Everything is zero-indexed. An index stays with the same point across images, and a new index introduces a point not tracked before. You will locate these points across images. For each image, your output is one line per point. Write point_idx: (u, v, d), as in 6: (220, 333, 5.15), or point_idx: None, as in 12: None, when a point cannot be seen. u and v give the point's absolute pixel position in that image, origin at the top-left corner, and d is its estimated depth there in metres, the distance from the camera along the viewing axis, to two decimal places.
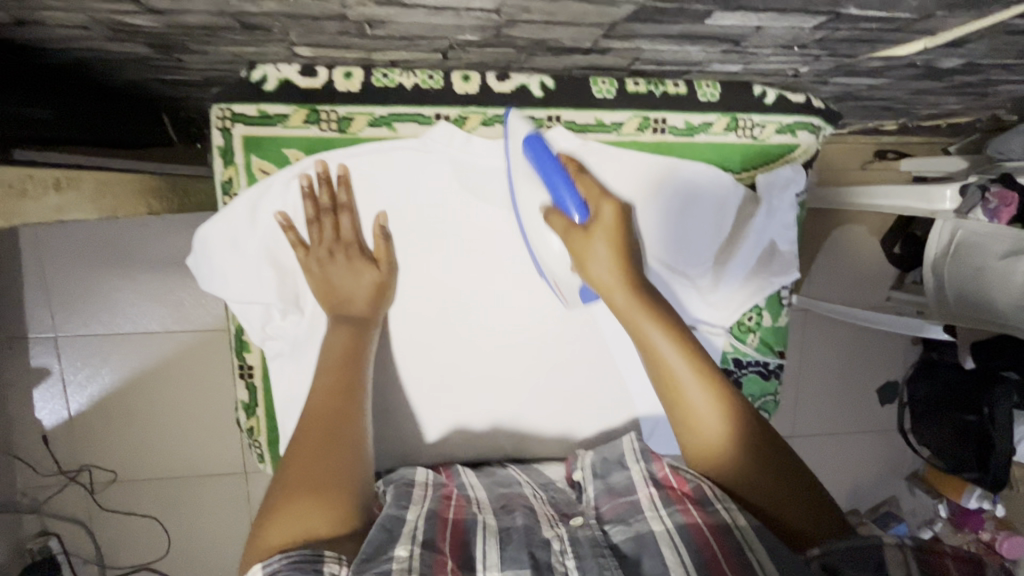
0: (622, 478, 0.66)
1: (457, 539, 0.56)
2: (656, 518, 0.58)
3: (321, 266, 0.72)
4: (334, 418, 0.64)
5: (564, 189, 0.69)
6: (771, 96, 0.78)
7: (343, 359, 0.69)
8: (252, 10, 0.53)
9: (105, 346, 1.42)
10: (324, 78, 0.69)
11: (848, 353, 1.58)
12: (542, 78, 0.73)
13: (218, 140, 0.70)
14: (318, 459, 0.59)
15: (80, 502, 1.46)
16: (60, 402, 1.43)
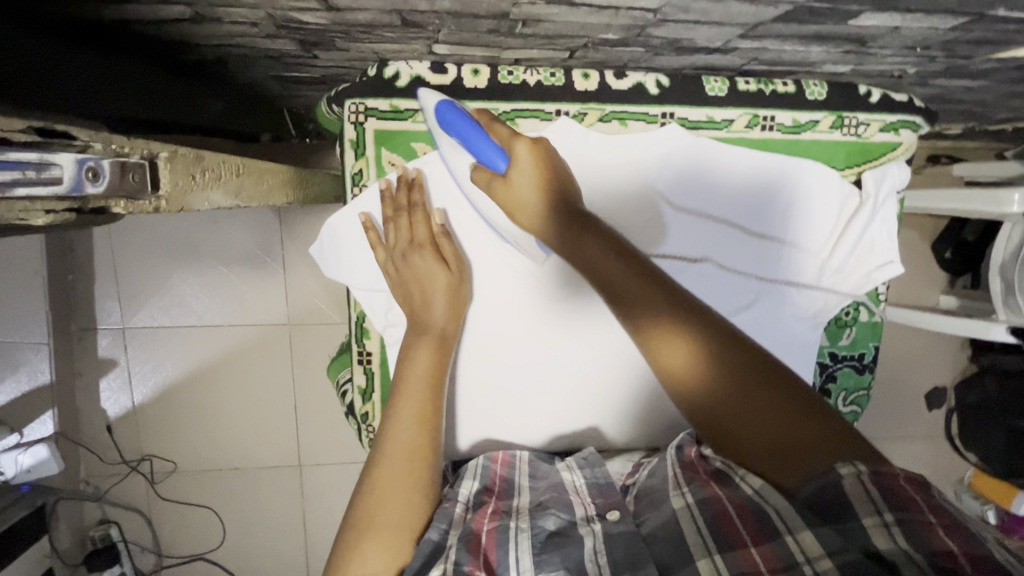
0: (656, 470, 0.68)
1: (490, 553, 0.56)
2: (678, 494, 0.60)
3: (398, 267, 0.75)
4: (418, 456, 0.64)
5: (486, 149, 0.68)
6: (876, 94, 0.80)
7: (428, 380, 0.71)
8: (422, 8, 0.55)
9: (171, 338, 1.46)
10: (453, 75, 0.72)
11: (897, 357, 1.58)
12: (657, 77, 0.76)
13: (351, 133, 0.73)
14: (399, 497, 0.60)
15: (141, 491, 1.49)
16: (125, 392, 1.47)
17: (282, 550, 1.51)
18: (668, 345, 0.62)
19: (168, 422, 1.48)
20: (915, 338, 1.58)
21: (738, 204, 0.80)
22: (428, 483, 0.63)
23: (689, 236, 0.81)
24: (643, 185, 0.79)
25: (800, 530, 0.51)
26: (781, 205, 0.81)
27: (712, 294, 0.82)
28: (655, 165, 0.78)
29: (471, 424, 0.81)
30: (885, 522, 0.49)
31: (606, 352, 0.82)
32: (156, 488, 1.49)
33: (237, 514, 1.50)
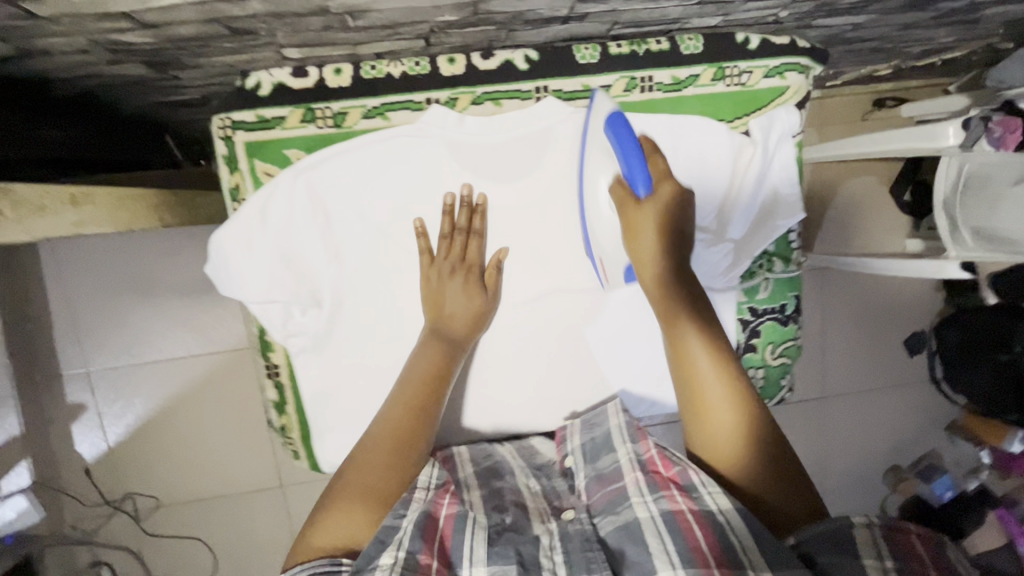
0: (610, 463, 0.67)
1: (445, 541, 0.56)
2: (642, 504, 0.59)
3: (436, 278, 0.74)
4: (405, 432, 0.66)
5: (636, 168, 0.67)
6: (755, 40, 0.77)
7: (431, 374, 0.71)
8: (239, 15, 0.55)
9: (140, 373, 1.34)
10: (315, 76, 0.70)
11: (866, 307, 1.55)
12: (525, 52, 0.73)
13: (222, 149, 0.71)
14: (372, 472, 0.63)
15: (130, 530, 1.38)
16: (99, 433, 1.34)
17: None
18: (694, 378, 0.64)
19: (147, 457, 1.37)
20: (881, 285, 1.55)
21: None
22: (411, 462, 0.65)
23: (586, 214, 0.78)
24: (530, 166, 0.77)
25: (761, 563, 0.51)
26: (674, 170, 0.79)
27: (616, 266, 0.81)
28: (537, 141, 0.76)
29: None
30: (884, 567, 0.50)
31: (518, 335, 0.81)
32: (147, 527, 1.38)
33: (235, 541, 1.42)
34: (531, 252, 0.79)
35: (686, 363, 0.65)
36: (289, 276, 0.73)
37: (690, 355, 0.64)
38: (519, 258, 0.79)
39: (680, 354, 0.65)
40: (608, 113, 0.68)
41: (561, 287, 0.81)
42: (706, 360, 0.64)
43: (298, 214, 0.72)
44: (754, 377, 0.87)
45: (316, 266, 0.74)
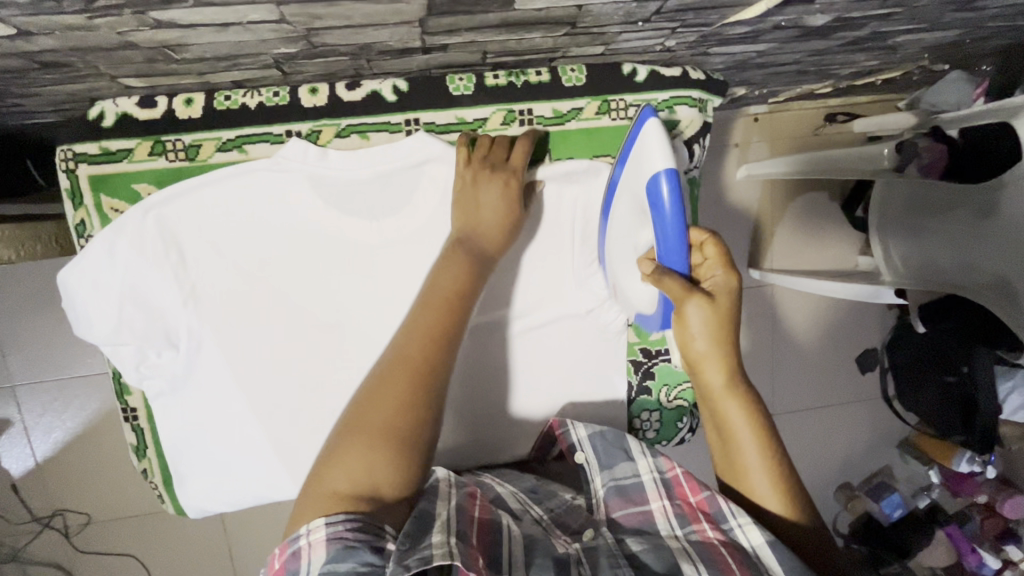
0: (629, 474, 0.68)
1: (485, 539, 0.54)
2: (674, 537, 0.60)
3: (465, 190, 0.69)
4: (424, 370, 0.59)
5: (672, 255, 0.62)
6: (642, 72, 0.74)
7: (451, 299, 0.64)
8: (35, 49, 0.50)
9: (70, 389, 1.19)
10: (164, 107, 0.66)
11: (819, 328, 1.50)
12: (394, 81, 0.70)
13: (65, 182, 0.67)
14: (388, 413, 0.56)
15: (57, 550, 1.24)
16: (27, 448, 1.20)
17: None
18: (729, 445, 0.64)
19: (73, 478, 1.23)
20: (835, 303, 1.49)
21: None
22: (434, 406, 0.58)
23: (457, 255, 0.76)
24: (399, 206, 0.73)
25: None
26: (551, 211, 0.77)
27: (496, 304, 0.79)
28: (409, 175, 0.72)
29: (257, 482, 0.75)
30: None
31: None
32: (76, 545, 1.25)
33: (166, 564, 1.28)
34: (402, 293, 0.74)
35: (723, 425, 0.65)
36: (138, 319, 0.69)
37: (722, 413, 0.65)
38: (396, 299, 0.74)
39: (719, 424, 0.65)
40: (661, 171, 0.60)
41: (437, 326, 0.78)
42: (750, 433, 0.63)
43: (147, 253, 0.68)
44: (649, 419, 0.84)
45: (170, 308, 0.70)
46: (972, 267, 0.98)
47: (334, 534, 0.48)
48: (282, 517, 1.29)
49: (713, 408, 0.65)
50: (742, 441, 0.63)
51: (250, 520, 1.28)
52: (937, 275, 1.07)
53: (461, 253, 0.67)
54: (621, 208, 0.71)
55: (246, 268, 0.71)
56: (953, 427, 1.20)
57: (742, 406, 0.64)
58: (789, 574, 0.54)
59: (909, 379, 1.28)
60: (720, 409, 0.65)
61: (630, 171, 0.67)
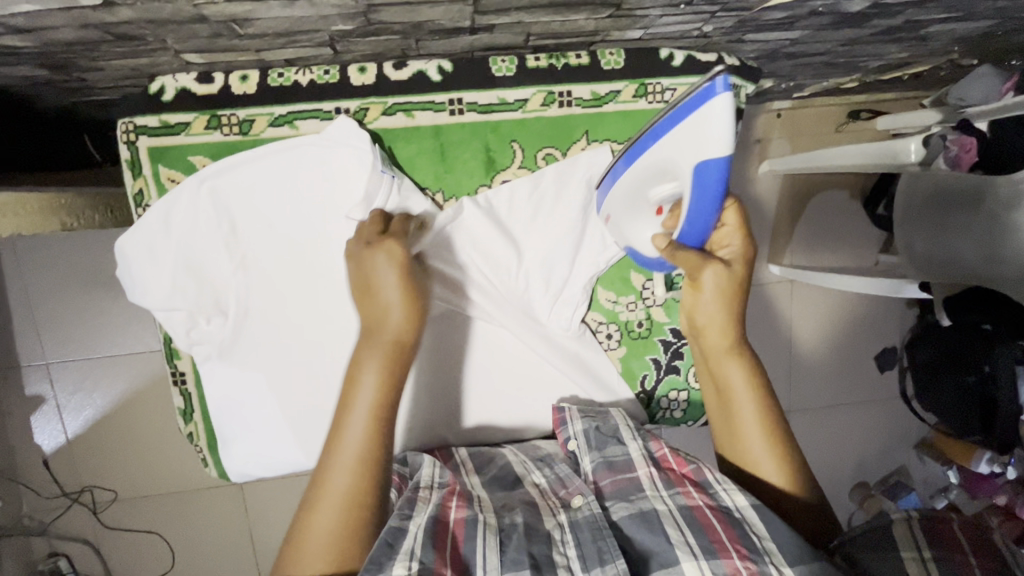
0: (620, 453, 0.69)
1: (458, 544, 0.55)
2: (659, 498, 0.61)
3: (361, 273, 0.67)
4: (354, 487, 0.56)
5: (698, 228, 0.64)
6: (679, 57, 0.76)
7: (371, 408, 0.59)
8: (113, 20, 0.53)
9: (106, 365, 1.22)
10: (220, 83, 0.69)
11: (839, 324, 1.50)
12: (439, 62, 0.72)
13: (125, 153, 0.70)
14: (314, 566, 0.52)
15: (87, 524, 1.28)
16: (58, 424, 1.23)
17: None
18: (730, 408, 0.68)
19: (106, 454, 1.27)
20: (855, 299, 1.49)
21: (536, 195, 0.77)
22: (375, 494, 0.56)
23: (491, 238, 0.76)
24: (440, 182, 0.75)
25: (783, 562, 0.53)
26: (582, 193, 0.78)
27: (528, 283, 0.80)
28: (452, 152, 0.75)
29: (297, 447, 0.78)
30: (922, 556, 0.56)
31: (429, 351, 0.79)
32: (104, 521, 1.29)
33: (191, 541, 1.31)
34: (441, 268, 0.76)
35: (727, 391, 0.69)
36: (190, 285, 0.72)
37: (726, 378, 0.69)
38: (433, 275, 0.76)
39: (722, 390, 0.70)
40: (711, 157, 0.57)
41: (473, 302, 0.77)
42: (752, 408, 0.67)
43: (201, 222, 0.72)
44: (676, 399, 0.85)
45: (221, 276, 0.73)
46: (999, 262, 0.98)
47: None
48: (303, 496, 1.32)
49: (715, 372, 0.70)
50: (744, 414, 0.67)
51: (272, 498, 1.31)
52: (952, 271, 1.10)
53: (380, 346, 0.62)
54: (643, 163, 0.66)
55: (291, 239, 0.74)
56: (972, 428, 1.23)
57: (742, 365, 0.69)
58: (772, 536, 0.56)
59: (926, 375, 1.28)
60: (724, 376, 0.69)
61: (673, 139, 0.61)
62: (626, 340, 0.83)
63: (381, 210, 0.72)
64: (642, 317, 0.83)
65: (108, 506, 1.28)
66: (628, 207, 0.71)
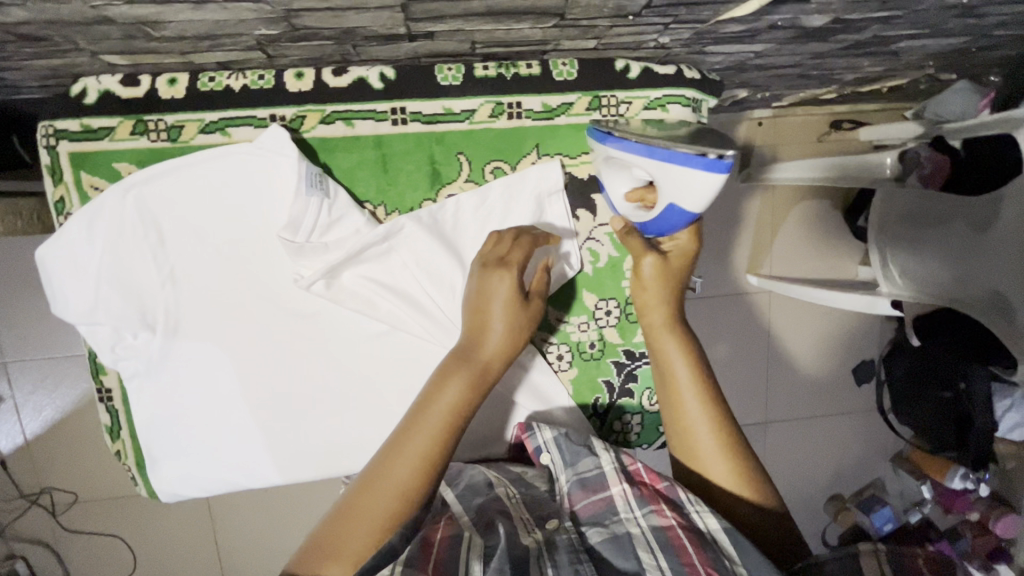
0: (591, 467, 0.68)
1: (442, 556, 0.54)
2: (632, 520, 0.61)
3: (479, 288, 0.66)
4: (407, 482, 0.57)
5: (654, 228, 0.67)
6: (635, 69, 0.72)
7: (446, 418, 0.59)
8: (11, 21, 0.50)
9: (60, 367, 1.18)
10: (146, 86, 0.65)
11: (817, 338, 1.47)
12: (381, 69, 0.68)
13: (45, 159, 0.66)
14: (354, 538, 0.54)
15: (44, 527, 1.24)
16: (15, 424, 1.19)
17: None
18: (678, 407, 0.66)
19: (62, 457, 1.22)
20: (833, 313, 1.46)
21: (481, 212, 0.74)
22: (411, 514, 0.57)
23: (432, 255, 0.72)
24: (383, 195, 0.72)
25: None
26: (530, 208, 0.74)
27: None
28: (394, 164, 0.72)
29: (230, 467, 0.75)
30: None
31: (372, 372, 0.75)
32: (63, 523, 1.25)
33: (152, 545, 1.28)
34: (380, 285, 0.73)
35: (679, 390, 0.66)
36: (115, 300, 0.69)
37: (677, 373, 0.66)
38: (372, 292, 0.72)
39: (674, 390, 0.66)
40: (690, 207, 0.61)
41: (413, 321, 0.73)
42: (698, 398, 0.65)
43: (126, 233, 0.68)
44: (630, 422, 0.82)
45: (148, 289, 0.70)
46: (967, 282, 0.97)
47: None
48: (267, 502, 1.28)
49: (665, 370, 0.67)
50: (689, 403, 0.65)
51: (237, 504, 1.28)
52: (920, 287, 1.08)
53: (474, 366, 0.62)
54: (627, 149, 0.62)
55: (222, 253, 0.70)
56: (947, 443, 1.22)
57: (686, 346, 0.66)
58: (742, 557, 0.55)
59: (903, 392, 1.27)
60: (666, 360, 0.66)
61: (668, 171, 0.59)
62: (577, 361, 0.80)
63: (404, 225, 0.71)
64: (595, 338, 0.80)
65: (66, 509, 1.24)
66: (607, 172, 0.66)
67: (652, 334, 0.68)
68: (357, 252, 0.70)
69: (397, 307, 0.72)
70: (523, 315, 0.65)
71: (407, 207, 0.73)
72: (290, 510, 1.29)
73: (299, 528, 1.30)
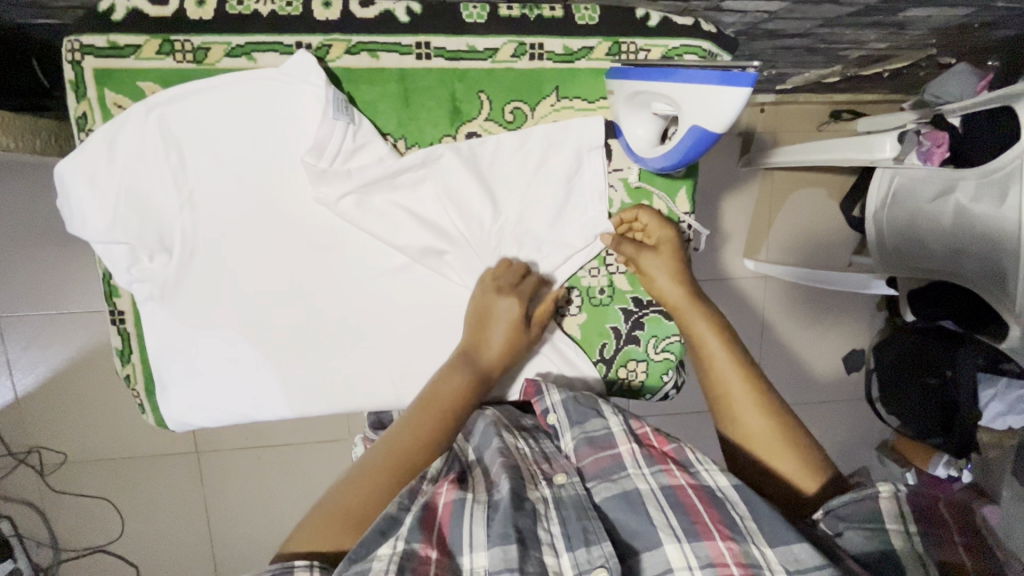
0: (600, 428, 0.66)
1: (445, 529, 0.54)
2: (641, 476, 0.59)
3: (484, 300, 0.74)
4: (415, 457, 0.61)
5: (672, 160, 0.67)
6: (655, 18, 0.74)
7: (452, 404, 0.67)
8: None
9: (58, 321, 1.16)
10: (175, 7, 0.66)
11: (813, 318, 1.50)
12: (408, 3, 0.69)
13: (69, 73, 0.66)
14: (351, 508, 0.56)
15: (32, 485, 1.22)
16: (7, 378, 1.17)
17: (185, 558, 1.29)
18: (714, 375, 0.71)
19: (54, 415, 1.20)
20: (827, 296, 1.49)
21: (504, 149, 0.75)
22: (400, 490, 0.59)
23: (457, 188, 0.75)
24: (404, 132, 0.73)
25: (763, 544, 0.53)
26: (551, 151, 0.76)
27: (489, 242, 0.77)
28: (417, 97, 0.73)
29: (236, 400, 0.76)
30: (908, 530, 0.54)
31: (388, 307, 0.76)
32: (51, 482, 1.23)
33: (144, 507, 1.26)
34: (405, 215, 0.74)
35: (711, 364, 0.71)
36: (134, 219, 0.69)
37: (708, 353, 0.72)
38: (392, 231, 0.74)
39: (708, 365, 0.71)
40: (703, 126, 0.60)
41: (435, 249, 0.75)
42: (723, 351, 0.71)
43: (148, 155, 0.68)
44: (634, 370, 0.83)
45: (167, 212, 0.70)
46: (965, 253, 0.99)
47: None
48: (259, 468, 1.27)
49: (696, 349, 0.73)
50: (720, 370, 0.70)
51: (232, 468, 1.27)
52: (915, 263, 1.13)
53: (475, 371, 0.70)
54: (643, 81, 0.63)
55: (245, 179, 0.71)
56: (933, 432, 1.22)
57: (707, 323, 0.73)
58: (752, 518, 0.55)
59: (891, 379, 1.28)
60: (696, 339, 0.73)
61: (683, 91, 0.60)
62: (586, 306, 0.82)
63: (438, 152, 0.73)
64: (605, 284, 0.82)
65: (57, 468, 1.22)
66: (627, 113, 0.69)
67: (682, 321, 0.75)
68: (382, 180, 0.72)
69: (423, 233, 0.75)
70: (525, 339, 0.75)
71: (427, 142, 0.74)
72: (282, 473, 1.28)
73: (288, 496, 1.28)
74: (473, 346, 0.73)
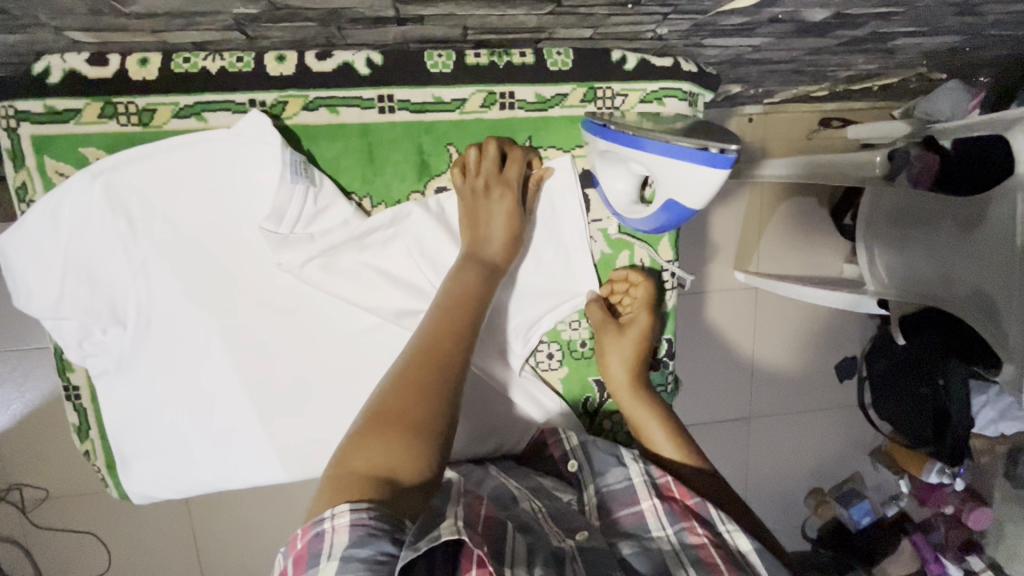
0: (620, 479, 0.66)
1: (490, 533, 0.49)
2: (665, 536, 0.59)
3: (474, 200, 0.68)
4: (442, 355, 0.58)
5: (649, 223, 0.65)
6: (632, 60, 0.70)
7: (466, 301, 0.63)
8: None
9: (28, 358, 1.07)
10: (116, 67, 0.61)
11: (812, 328, 1.40)
12: (367, 53, 0.65)
13: (5, 141, 0.62)
14: (384, 439, 0.51)
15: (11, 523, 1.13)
16: None
17: None
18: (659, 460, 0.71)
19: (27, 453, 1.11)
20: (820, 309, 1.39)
21: None
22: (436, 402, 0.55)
23: (429, 244, 0.71)
24: (370, 188, 0.70)
25: None
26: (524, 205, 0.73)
27: None
28: (382, 152, 0.69)
29: (206, 466, 0.72)
30: None
31: (363, 367, 0.73)
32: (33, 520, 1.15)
33: (128, 543, 1.19)
34: (376, 275, 0.71)
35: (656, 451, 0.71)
36: (83, 292, 0.65)
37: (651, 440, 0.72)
38: (362, 293, 0.70)
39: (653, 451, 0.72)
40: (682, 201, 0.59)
41: (411, 311, 0.71)
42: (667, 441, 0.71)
43: (93, 223, 0.64)
44: (620, 421, 0.81)
45: (119, 283, 0.66)
46: (953, 282, 0.95)
47: (357, 520, 0.45)
48: (249, 505, 1.19)
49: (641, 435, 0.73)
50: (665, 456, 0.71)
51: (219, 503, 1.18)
52: (911, 280, 1.06)
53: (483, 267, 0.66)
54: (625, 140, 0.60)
55: (200, 245, 0.67)
56: (926, 437, 1.18)
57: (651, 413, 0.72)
58: None
59: (883, 385, 1.24)
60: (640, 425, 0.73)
61: (665, 164, 0.57)
62: (568, 360, 0.79)
63: (409, 209, 0.69)
64: (586, 336, 0.79)
65: (37, 505, 1.14)
66: (604, 167, 0.65)
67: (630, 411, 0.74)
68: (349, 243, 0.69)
69: (394, 293, 0.71)
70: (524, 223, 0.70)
71: (395, 199, 0.70)
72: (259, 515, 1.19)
73: (276, 535, 1.21)
74: (472, 244, 0.67)
